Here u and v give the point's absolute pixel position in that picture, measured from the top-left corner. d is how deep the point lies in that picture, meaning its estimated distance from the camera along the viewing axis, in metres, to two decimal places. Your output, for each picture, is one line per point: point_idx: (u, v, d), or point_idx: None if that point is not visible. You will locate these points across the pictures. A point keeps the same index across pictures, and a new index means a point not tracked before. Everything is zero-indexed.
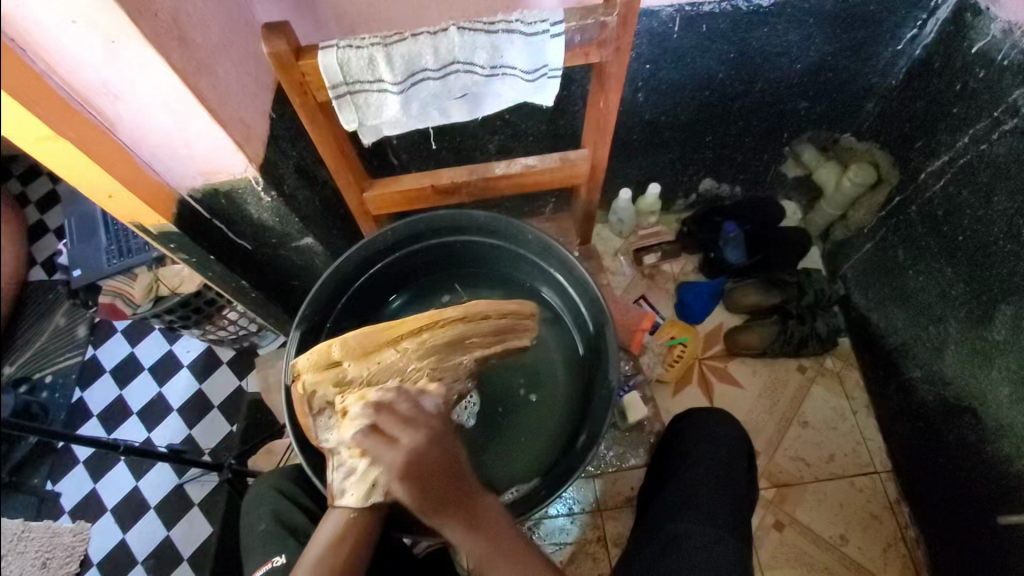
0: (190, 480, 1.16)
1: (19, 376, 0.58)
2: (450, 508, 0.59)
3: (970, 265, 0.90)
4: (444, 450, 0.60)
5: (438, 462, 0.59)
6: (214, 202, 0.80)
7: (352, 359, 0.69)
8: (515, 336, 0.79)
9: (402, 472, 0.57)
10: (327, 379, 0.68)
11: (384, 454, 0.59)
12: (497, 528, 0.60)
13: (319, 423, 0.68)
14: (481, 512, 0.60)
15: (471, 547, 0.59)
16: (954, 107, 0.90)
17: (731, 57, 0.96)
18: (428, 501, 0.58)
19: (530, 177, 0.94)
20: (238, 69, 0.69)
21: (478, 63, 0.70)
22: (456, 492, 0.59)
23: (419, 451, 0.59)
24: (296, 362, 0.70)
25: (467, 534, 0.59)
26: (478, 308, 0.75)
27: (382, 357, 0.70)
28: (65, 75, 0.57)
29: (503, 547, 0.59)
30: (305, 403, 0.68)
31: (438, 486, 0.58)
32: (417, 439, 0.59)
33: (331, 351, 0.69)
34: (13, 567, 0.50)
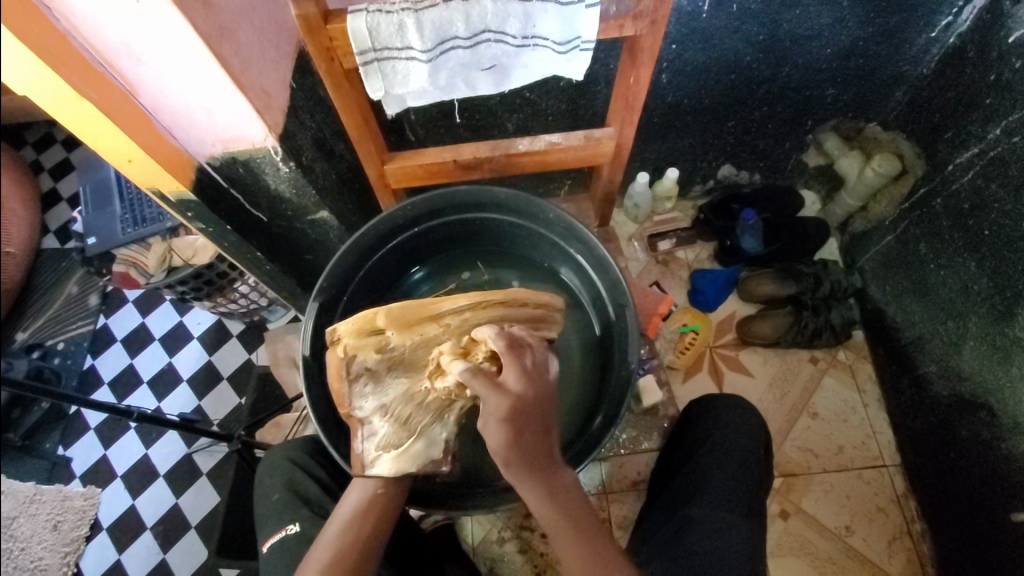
0: (200, 449, 1.20)
1: (31, 340, 0.58)
2: (536, 471, 0.58)
3: (995, 261, 0.88)
4: (545, 415, 0.60)
5: (539, 422, 0.59)
6: (232, 170, 0.79)
7: (395, 329, 0.66)
8: (548, 326, 0.78)
9: (506, 416, 0.57)
10: (369, 345, 0.66)
11: (493, 394, 0.58)
12: (574, 504, 0.60)
13: (353, 391, 0.65)
14: (561, 484, 0.60)
15: (543, 514, 0.59)
16: (987, 97, 0.88)
17: (760, 39, 0.93)
18: (520, 459, 0.57)
19: (553, 155, 0.92)
20: (259, 34, 0.68)
21: (510, 33, 0.69)
22: (545, 458, 0.59)
23: (527, 403, 0.59)
24: (336, 327, 0.67)
25: (542, 500, 0.58)
26: (516, 295, 0.75)
27: (424, 331, 0.68)
28: (87, 35, 0.56)
29: (574, 520, 0.59)
30: (343, 367, 0.65)
31: (533, 447, 0.58)
32: (529, 391, 0.59)
33: (375, 319, 0.66)
34: (24, 527, 0.51)
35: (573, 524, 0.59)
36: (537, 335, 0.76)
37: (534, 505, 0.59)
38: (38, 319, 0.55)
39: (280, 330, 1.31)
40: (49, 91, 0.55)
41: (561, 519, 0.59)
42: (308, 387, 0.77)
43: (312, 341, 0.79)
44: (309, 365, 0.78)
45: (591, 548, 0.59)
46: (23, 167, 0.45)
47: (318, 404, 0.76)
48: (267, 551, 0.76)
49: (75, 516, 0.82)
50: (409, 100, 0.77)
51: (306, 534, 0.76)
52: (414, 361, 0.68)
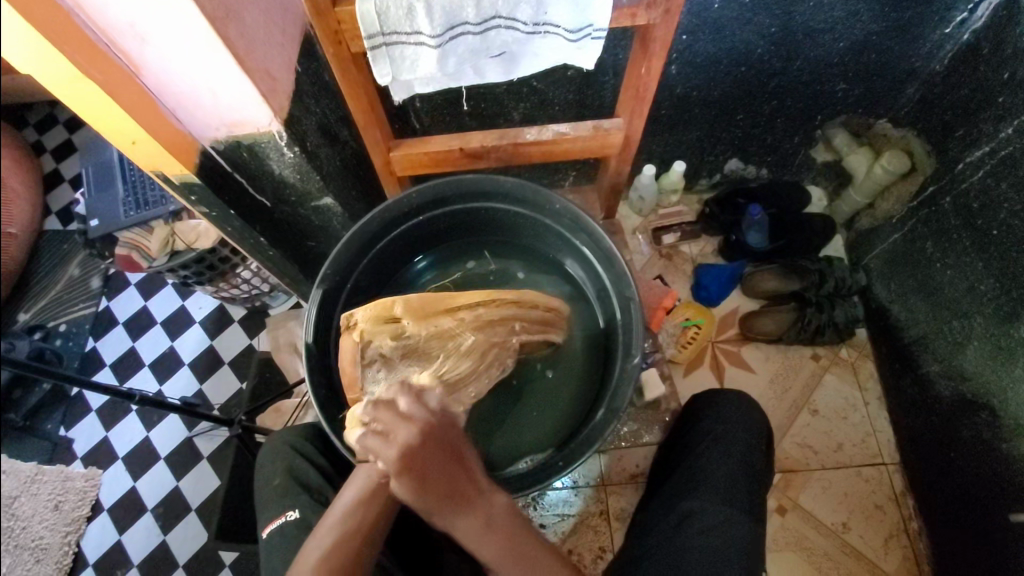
0: (200, 433, 1.16)
1: (32, 322, 0.58)
2: (458, 507, 0.57)
3: (1002, 263, 0.87)
4: (445, 449, 0.58)
5: (439, 461, 0.57)
6: (236, 155, 0.78)
7: (411, 319, 0.69)
8: (555, 329, 0.83)
9: (399, 469, 0.55)
10: (384, 332, 0.68)
11: (383, 453, 0.57)
12: (508, 528, 0.58)
13: (366, 375, 0.68)
14: (492, 510, 0.58)
15: (480, 548, 0.57)
16: (1000, 96, 0.87)
17: (772, 31, 0.92)
18: (434, 503, 0.56)
19: (560, 145, 0.91)
20: (265, 16, 0.67)
21: (521, 20, 0.68)
22: (463, 490, 0.57)
23: (416, 449, 0.56)
24: (353, 312, 0.69)
25: (474, 536, 0.57)
26: (531, 297, 0.79)
27: (438, 323, 0.71)
28: (92, 13, 0.55)
29: (518, 545, 0.58)
30: (358, 352, 0.67)
31: (443, 486, 0.56)
32: (412, 437, 0.57)
33: (392, 307, 0.69)
34: (25, 507, 0.51)
35: (508, 549, 0.57)
36: (545, 336, 0.81)
37: (467, 540, 0.58)
38: (41, 300, 0.55)
39: (283, 316, 1.29)
40: (54, 68, 0.55)
41: (498, 547, 0.57)
42: (309, 374, 0.77)
43: (315, 328, 0.79)
44: (312, 353, 0.78)
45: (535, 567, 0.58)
46: (26, 146, 0.44)
47: (321, 391, 0.76)
48: (268, 536, 0.76)
49: (76, 497, 0.83)
50: (417, 86, 0.76)
51: (307, 521, 0.76)
52: (426, 350, 0.70)
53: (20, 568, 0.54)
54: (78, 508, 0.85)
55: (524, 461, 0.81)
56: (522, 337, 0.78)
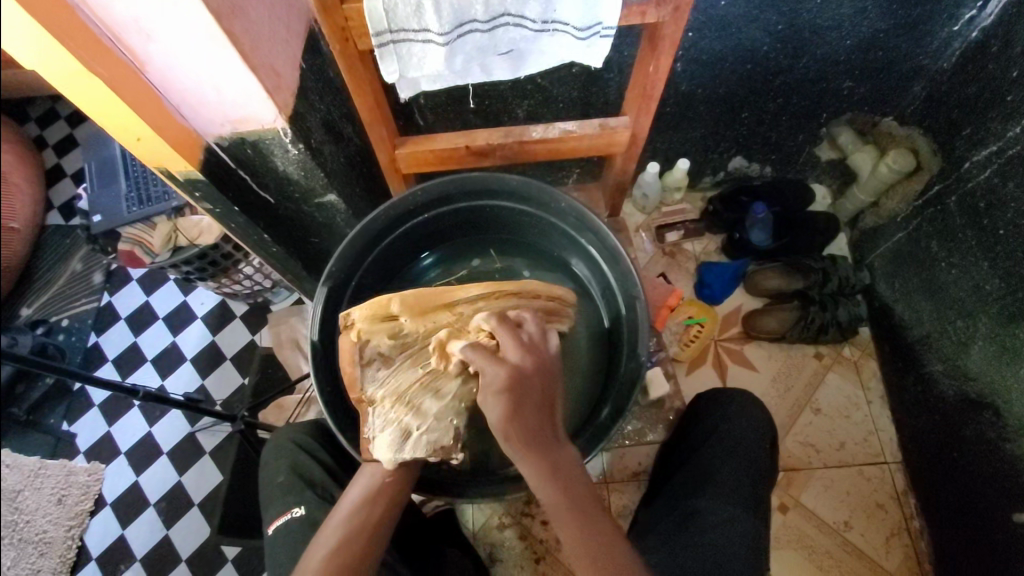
0: (202, 428, 1.20)
1: (34, 317, 0.57)
2: (539, 443, 0.57)
3: (1008, 263, 0.87)
4: (545, 385, 0.60)
5: (536, 393, 0.59)
6: (240, 151, 0.78)
7: (410, 316, 0.69)
8: (559, 320, 0.81)
9: (503, 385, 0.58)
10: (383, 331, 0.68)
11: (490, 367, 0.60)
12: (578, 484, 0.57)
13: (366, 374, 0.68)
14: (562, 461, 0.57)
15: (545, 493, 0.56)
16: (1008, 95, 0.86)
17: (779, 29, 0.91)
18: (521, 430, 0.56)
19: (566, 143, 0.91)
20: (271, 12, 0.66)
21: (529, 17, 0.67)
22: (548, 431, 0.58)
23: (525, 373, 0.60)
24: (351, 311, 0.68)
25: (544, 478, 0.56)
26: (533, 286, 0.78)
27: (436, 320, 0.71)
28: (97, 9, 0.55)
29: (577, 502, 0.56)
30: (358, 352, 0.68)
31: (534, 417, 0.57)
32: (524, 362, 0.61)
33: (389, 306, 0.68)
34: (29, 502, 0.51)
35: (574, 504, 0.56)
36: (548, 327, 0.79)
37: (534, 483, 0.56)
38: (43, 295, 0.55)
39: (284, 313, 1.30)
40: (60, 65, 0.54)
41: (565, 498, 0.56)
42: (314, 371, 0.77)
43: (320, 326, 0.79)
44: (317, 350, 0.78)
45: (596, 533, 0.55)
46: (28, 141, 0.44)
47: (325, 389, 0.76)
48: (273, 532, 0.77)
49: (80, 491, 0.84)
50: (423, 84, 0.76)
51: (311, 517, 0.76)
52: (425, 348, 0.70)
53: (25, 562, 0.54)
54: (82, 503, 0.86)
55: None
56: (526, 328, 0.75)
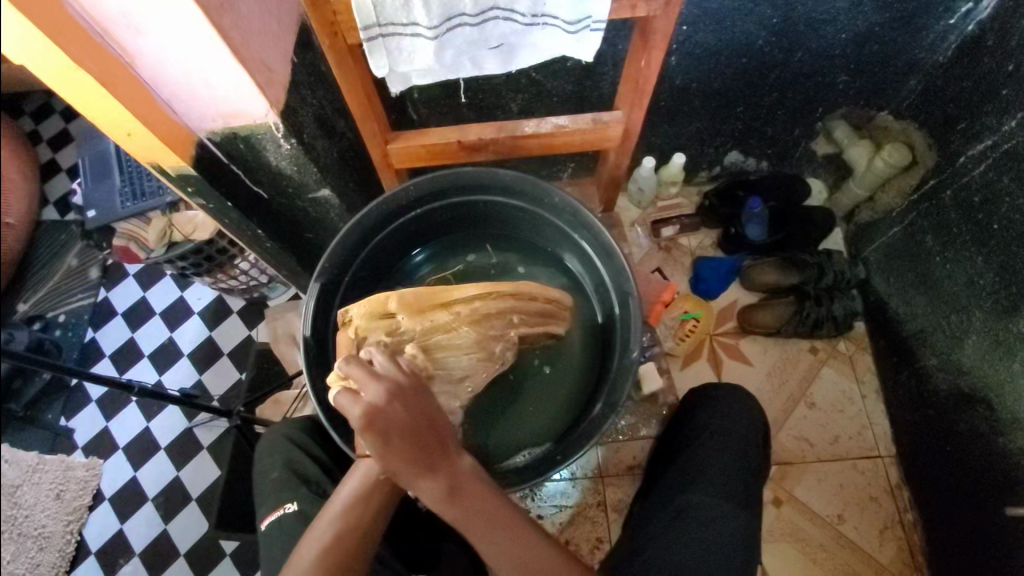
0: (200, 424, 1.22)
1: (31, 312, 0.57)
2: (425, 471, 0.57)
3: (1002, 257, 0.87)
4: (414, 411, 0.58)
5: (407, 422, 0.57)
6: (233, 147, 0.78)
7: (407, 314, 0.69)
8: (555, 322, 0.82)
9: (365, 428, 0.55)
10: (380, 327, 0.69)
11: (349, 411, 0.56)
12: (478, 490, 0.60)
13: None
14: (458, 475, 0.59)
15: (445, 510, 0.59)
16: (1004, 88, 0.86)
17: (774, 22, 0.91)
18: (399, 463, 0.57)
19: (559, 138, 0.91)
20: (261, 6, 0.66)
21: (519, 11, 0.66)
22: (433, 455, 0.58)
23: (385, 407, 0.56)
24: (348, 309, 0.71)
25: (440, 499, 0.58)
26: (530, 288, 0.77)
27: (434, 318, 0.70)
28: (85, 3, 0.54)
29: (482, 510, 0.59)
30: (355, 348, 0.69)
31: (411, 446, 0.57)
32: (383, 395, 0.57)
33: (387, 303, 0.69)
34: (26, 496, 0.52)
35: (475, 513, 0.59)
36: (544, 329, 0.80)
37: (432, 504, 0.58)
38: (39, 290, 0.55)
39: (282, 308, 1.30)
40: (49, 60, 0.54)
41: (463, 512, 0.59)
42: (308, 366, 0.77)
43: (313, 322, 0.79)
44: (311, 346, 0.78)
45: (503, 530, 0.60)
46: (25, 137, 0.44)
47: (319, 384, 0.77)
48: (267, 527, 0.77)
49: (77, 486, 0.84)
50: (414, 78, 0.75)
51: (306, 513, 0.76)
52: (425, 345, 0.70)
53: (24, 557, 0.55)
54: (80, 498, 0.86)
55: (521, 455, 0.81)
56: (521, 329, 0.77)
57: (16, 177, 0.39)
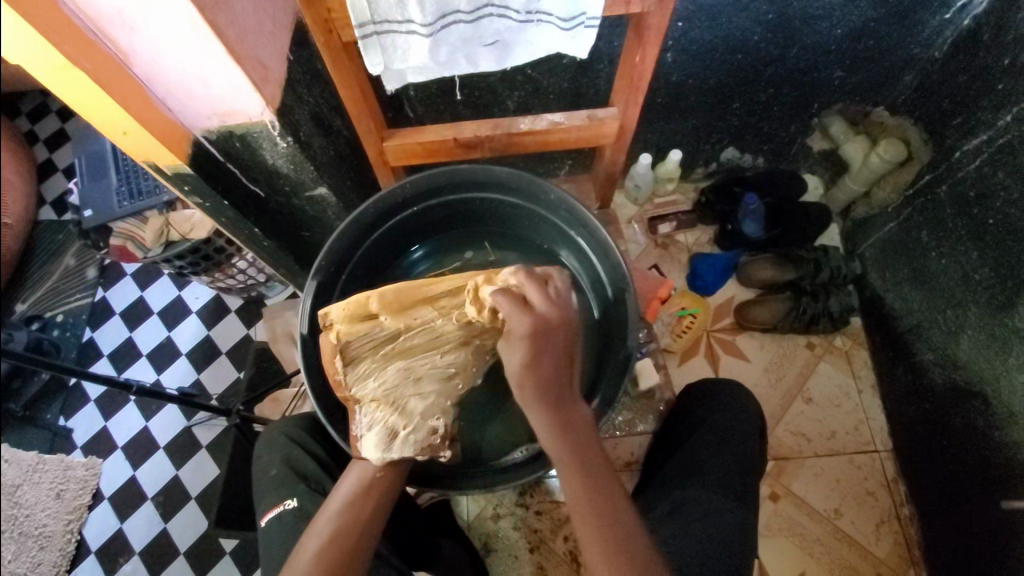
0: (198, 423, 1.18)
1: (30, 313, 0.57)
2: (551, 399, 0.61)
3: (998, 251, 0.88)
4: (566, 339, 0.63)
5: (557, 346, 0.63)
6: (229, 145, 0.78)
7: (389, 314, 0.69)
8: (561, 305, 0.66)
9: (528, 335, 0.61)
10: (361, 331, 0.69)
11: (516, 315, 0.63)
12: (587, 444, 0.61)
13: (350, 373, 0.69)
14: (575, 420, 0.62)
15: (554, 447, 0.61)
16: (999, 83, 0.86)
17: (769, 18, 0.91)
18: (536, 380, 0.61)
19: (555, 135, 0.91)
20: (256, 4, 0.66)
21: (513, 8, 0.67)
22: (564, 390, 0.62)
23: (549, 325, 0.63)
24: (329, 311, 0.70)
25: (553, 432, 0.61)
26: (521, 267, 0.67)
27: (417, 316, 0.70)
28: (80, 1, 0.54)
29: (584, 463, 0.60)
30: (339, 353, 0.68)
31: (551, 369, 0.62)
32: (550, 315, 0.63)
33: (368, 304, 0.69)
34: (28, 495, 0.52)
35: (579, 461, 0.60)
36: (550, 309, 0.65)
37: (545, 436, 0.61)
38: (38, 291, 0.55)
39: (280, 307, 1.26)
40: (45, 58, 0.54)
41: (571, 456, 0.60)
42: (306, 364, 0.78)
43: (310, 318, 0.79)
44: (308, 344, 0.78)
45: (599, 492, 0.59)
46: (23, 138, 0.44)
47: (316, 382, 0.77)
48: (266, 525, 0.77)
49: (76, 485, 0.85)
50: (409, 76, 0.75)
51: (303, 510, 0.77)
52: (409, 346, 0.71)
53: (25, 556, 0.55)
54: (82, 496, 0.88)
55: (519, 451, 0.80)
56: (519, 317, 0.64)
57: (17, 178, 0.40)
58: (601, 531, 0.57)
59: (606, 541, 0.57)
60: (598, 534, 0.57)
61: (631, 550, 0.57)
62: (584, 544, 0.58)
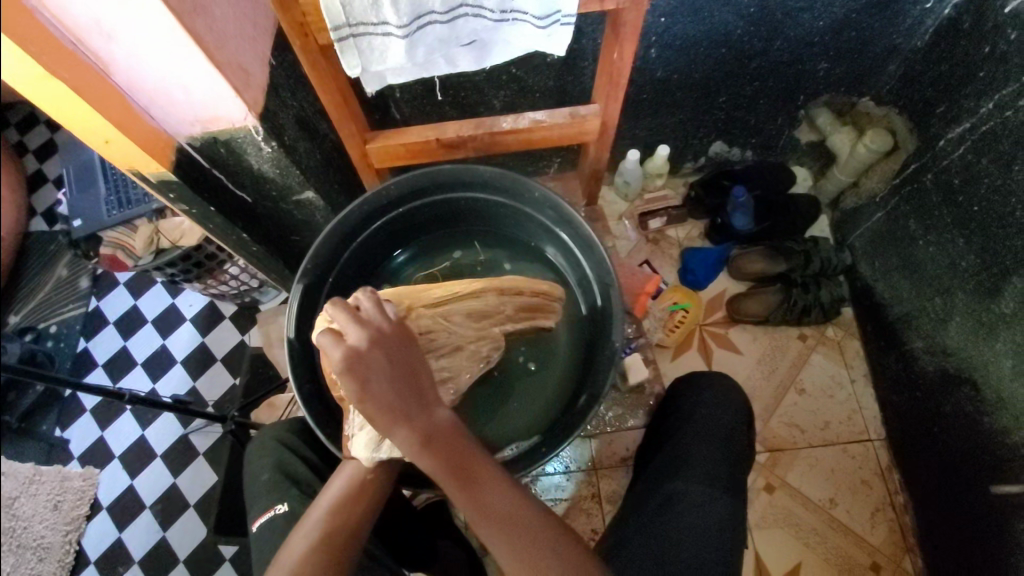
0: (196, 430, 1.16)
1: (26, 324, 0.57)
2: (400, 417, 0.57)
3: (983, 238, 0.88)
4: (391, 357, 0.58)
5: (383, 366, 0.57)
6: (214, 151, 0.78)
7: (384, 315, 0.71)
8: (544, 315, 0.82)
9: (345, 369, 0.56)
10: None
11: (330, 351, 0.57)
12: (456, 443, 0.58)
13: None
14: (435, 426, 0.58)
15: (425, 464, 0.57)
16: (980, 71, 0.87)
17: (751, 12, 0.91)
18: (377, 407, 0.56)
19: (538, 132, 0.91)
20: (234, 10, 0.66)
21: (488, 7, 0.67)
22: (414, 402, 0.58)
23: (365, 351, 0.57)
24: None
25: (415, 449, 0.57)
26: (514, 281, 0.79)
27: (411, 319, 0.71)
28: (57, 11, 0.54)
29: (456, 466, 0.57)
30: None
31: (385, 390, 0.57)
32: (365, 341, 0.57)
33: None
34: (25, 507, 0.53)
35: (450, 465, 0.57)
36: (529, 323, 0.80)
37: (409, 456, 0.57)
38: (32, 303, 0.56)
39: (274, 313, 1.27)
40: (24, 70, 0.54)
41: (440, 466, 0.57)
42: (293, 367, 0.78)
43: (297, 322, 0.79)
44: (297, 348, 0.78)
45: (479, 486, 0.57)
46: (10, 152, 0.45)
47: (305, 386, 0.77)
48: (258, 529, 0.77)
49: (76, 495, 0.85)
50: (389, 78, 0.75)
51: (295, 513, 0.77)
52: None
53: (24, 567, 0.55)
54: (78, 507, 0.90)
55: (509, 448, 0.81)
56: (507, 326, 0.78)
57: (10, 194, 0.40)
58: (492, 521, 0.56)
59: (502, 530, 0.56)
60: (490, 525, 0.56)
61: (529, 530, 0.56)
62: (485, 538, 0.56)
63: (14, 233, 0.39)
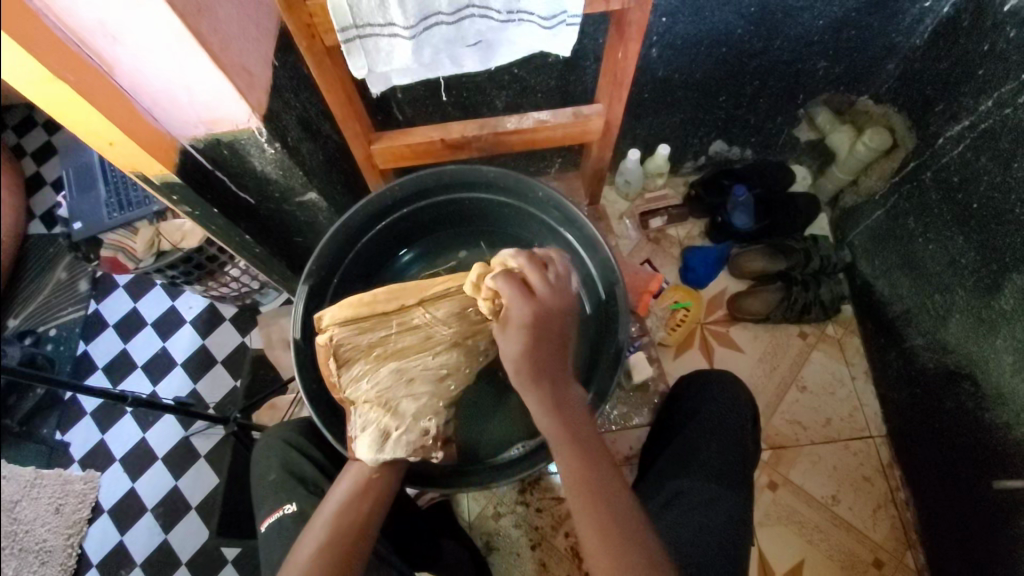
0: (197, 432, 1.20)
1: (25, 326, 0.57)
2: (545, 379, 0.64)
3: (983, 235, 0.89)
4: (563, 321, 0.66)
5: (554, 329, 0.65)
6: (216, 152, 0.78)
7: (379, 317, 0.70)
8: None
9: (529, 319, 0.63)
10: (355, 332, 0.69)
11: (519, 301, 0.64)
12: (575, 419, 0.64)
13: (344, 376, 0.70)
14: (568, 398, 0.64)
15: (547, 426, 0.63)
16: (979, 68, 0.88)
17: (752, 11, 0.92)
18: (537, 363, 0.64)
19: (541, 133, 0.91)
20: (239, 12, 0.66)
21: (495, 8, 0.67)
22: (556, 371, 0.65)
23: (549, 310, 0.65)
24: (321, 315, 0.70)
25: (549, 412, 0.63)
26: None
27: (406, 318, 0.72)
28: (61, 13, 0.54)
29: (575, 437, 0.62)
30: (332, 355, 0.69)
31: (546, 350, 0.64)
32: (552, 299, 0.65)
33: (361, 305, 0.70)
34: (27, 510, 0.52)
35: (569, 435, 0.62)
36: None
37: (540, 415, 0.63)
38: (31, 306, 0.55)
39: (274, 314, 1.28)
40: (27, 71, 0.54)
41: (565, 434, 0.62)
42: (299, 367, 0.78)
43: (303, 324, 0.80)
44: (302, 348, 0.79)
45: (588, 460, 0.61)
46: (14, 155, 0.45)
47: (311, 386, 0.77)
48: (266, 529, 0.77)
49: (76, 499, 0.85)
50: (394, 78, 0.76)
51: (302, 513, 0.77)
52: (403, 349, 0.71)
53: (27, 570, 0.55)
54: (79, 510, 0.88)
55: (515, 448, 0.81)
56: None
57: (15, 198, 0.40)
58: (591, 501, 0.59)
59: (592, 508, 0.58)
60: (585, 499, 0.59)
61: (621, 521, 0.58)
62: (577, 513, 0.59)
63: (16, 233, 0.38)
